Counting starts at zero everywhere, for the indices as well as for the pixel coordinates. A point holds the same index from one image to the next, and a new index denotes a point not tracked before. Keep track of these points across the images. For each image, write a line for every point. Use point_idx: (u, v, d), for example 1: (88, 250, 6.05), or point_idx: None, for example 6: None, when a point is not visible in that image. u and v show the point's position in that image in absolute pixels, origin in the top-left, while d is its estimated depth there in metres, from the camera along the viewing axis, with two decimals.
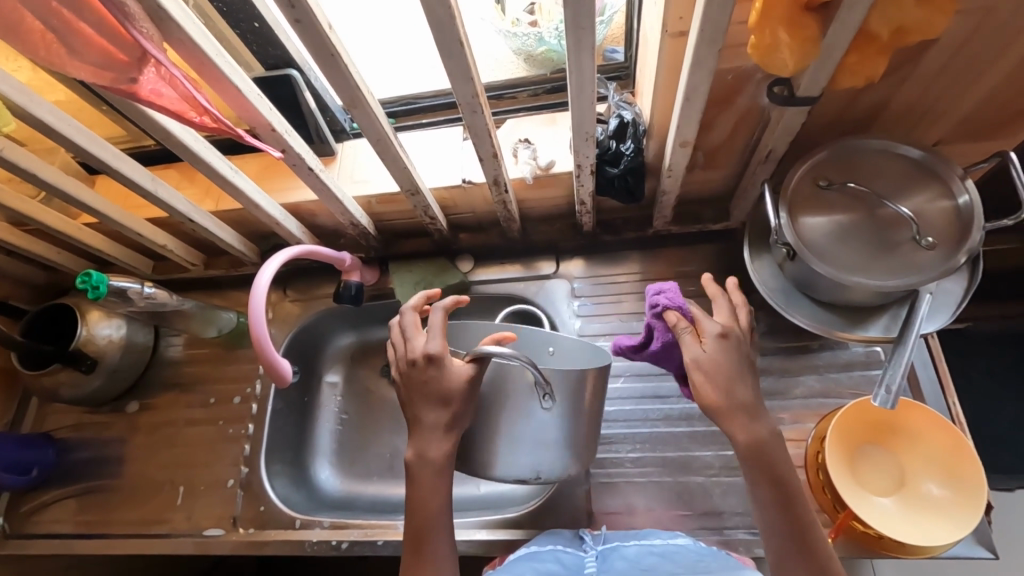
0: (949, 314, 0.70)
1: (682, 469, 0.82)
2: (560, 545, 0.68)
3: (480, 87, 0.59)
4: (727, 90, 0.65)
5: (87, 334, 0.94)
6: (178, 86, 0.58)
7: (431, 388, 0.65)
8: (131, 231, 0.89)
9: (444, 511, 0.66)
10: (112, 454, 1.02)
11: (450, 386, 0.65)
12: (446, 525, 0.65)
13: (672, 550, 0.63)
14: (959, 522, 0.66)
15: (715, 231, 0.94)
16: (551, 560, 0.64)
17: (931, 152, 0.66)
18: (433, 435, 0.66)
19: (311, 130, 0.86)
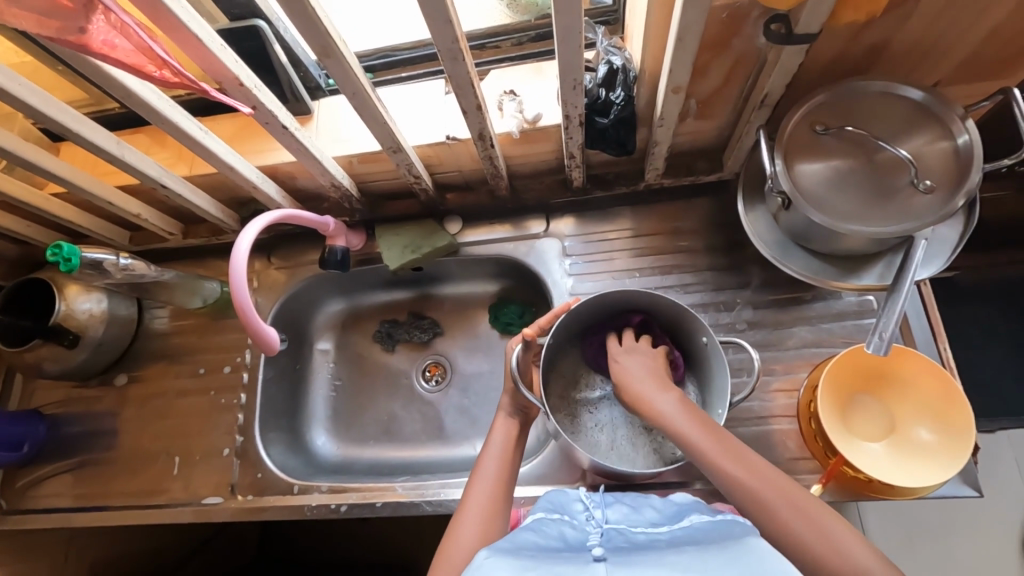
0: (945, 259, 0.69)
1: None
2: (563, 518, 0.61)
3: (460, 32, 0.55)
4: (722, 30, 0.62)
5: (67, 309, 0.92)
6: (132, 36, 0.53)
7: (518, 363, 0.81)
8: (102, 200, 0.85)
9: (513, 461, 0.73)
10: (104, 428, 1.01)
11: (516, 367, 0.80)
12: (506, 471, 0.72)
13: (685, 531, 0.56)
14: (946, 465, 0.67)
15: (708, 184, 0.91)
16: (551, 534, 0.56)
17: (934, 93, 0.63)
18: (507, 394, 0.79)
19: (284, 87, 0.82)
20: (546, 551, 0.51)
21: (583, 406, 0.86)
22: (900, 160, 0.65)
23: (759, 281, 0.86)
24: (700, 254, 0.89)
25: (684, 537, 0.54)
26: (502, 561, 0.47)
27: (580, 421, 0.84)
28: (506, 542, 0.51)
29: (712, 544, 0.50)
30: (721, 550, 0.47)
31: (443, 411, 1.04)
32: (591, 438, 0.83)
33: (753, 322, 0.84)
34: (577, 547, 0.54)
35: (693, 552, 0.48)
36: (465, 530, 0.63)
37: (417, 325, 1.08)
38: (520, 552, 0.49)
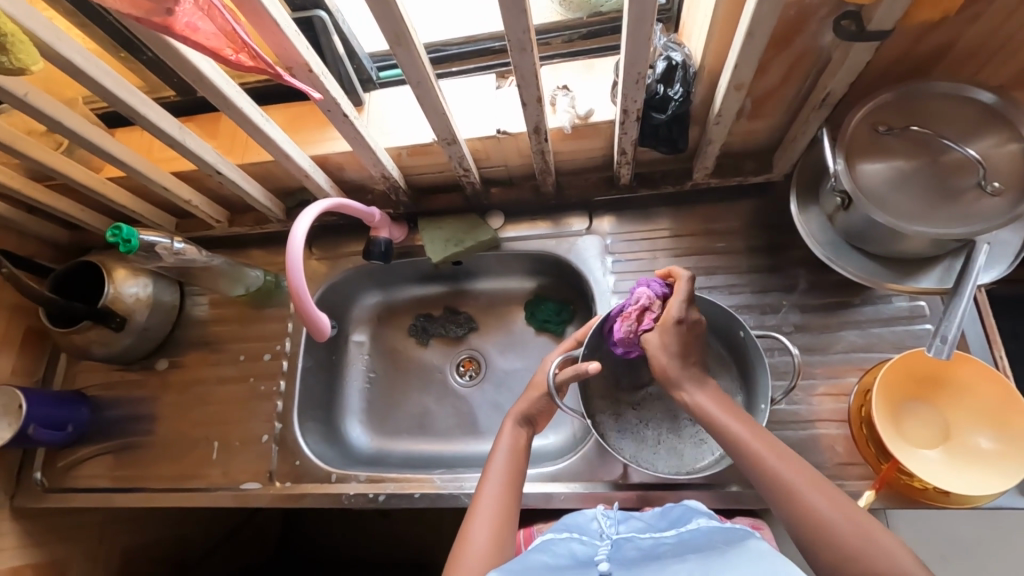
0: (1007, 264, 0.68)
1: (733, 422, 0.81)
2: (571, 532, 0.60)
3: (533, 22, 0.56)
4: (789, 27, 0.62)
5: (115, 293, 0.93)
6: (216, 20, 0.54)
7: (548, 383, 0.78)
8: (157, 185, 0.86)
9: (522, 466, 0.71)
10: (143, 412, 1.03)
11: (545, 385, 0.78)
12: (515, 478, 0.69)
13: (689, 535, 0.56)
14: (1008, 473, 0.66)
15: (754, 185, 0.91)
16: (561, 550, 0.56)
17: (1004, 96, 0.62)
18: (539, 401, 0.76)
19: (339, 78, 0.83)
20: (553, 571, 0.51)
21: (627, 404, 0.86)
22: (966, 162, 0.64)
23: (807, 283, 0.85)
24: (745, 255, 0.89)
25: (692, 544, 0.54)
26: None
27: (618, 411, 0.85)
28: (513, 562, 0.52)
29: (717, 550, 0.49)
30: (724, 558, 0.47)
31: (477, 406, 1.04)
32: (626, 431, 0.84)
33: (800, 325, 0.83)
34: (586, 563, 0.53)
35: (699, 561, 0.48)
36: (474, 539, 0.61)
37: (453, 320, 1.09)
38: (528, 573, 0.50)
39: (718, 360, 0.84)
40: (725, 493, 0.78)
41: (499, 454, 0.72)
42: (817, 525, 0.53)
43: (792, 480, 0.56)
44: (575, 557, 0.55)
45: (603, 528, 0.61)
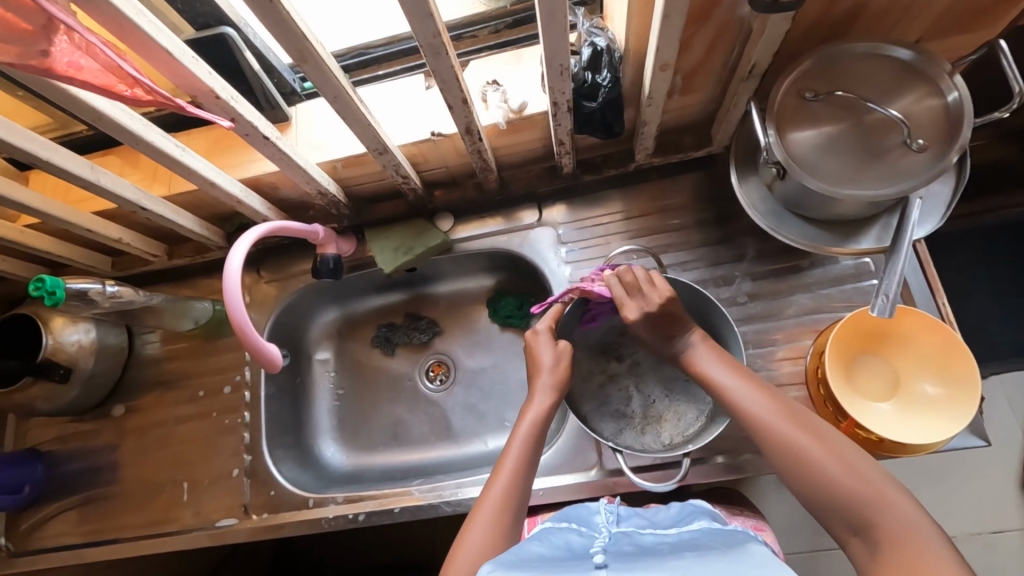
0: (940, 216, 0.70)
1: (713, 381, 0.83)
2: (568, 526, 0.58)
3: (442, 25, 0.54)
4: (704, 3, 0.60)
5: (55, 343, 0.88)
6: (98, 55, 0.51)
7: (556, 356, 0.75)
8: (80, 228, 0.81)
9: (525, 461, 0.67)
10: (105, 462, 0.99)
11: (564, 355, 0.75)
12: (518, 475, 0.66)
13: (688, 536, 0.53)
14: (952, 416, 0.68)
15: (698, 160, 0.91)
16: (558, 544, 0.53)
17: (920, 51, 0.62)
18: (547, 344, 0.76)
19: (259, 95, 0.78)
20: (549, 561, 0.49)
21: (620, 408, 0.85)
22: (891, 121, 0.65)
23: (756, 252, 0.86)
24: (694, 231, 0.89)
25: (692, 542, 0.51)
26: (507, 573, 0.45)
27: (627, 418, 0.84)
28: (509, 552, 0.49)
29: (715, 551, 0.47)
30: (723, 558, 0.45)
31: (451, 409, 1.03)
32: (645, 429, 0.83)
33: (753, 295, 0.84)
34: (582, 553, 0.51)
35: (693, 558, 0.46)
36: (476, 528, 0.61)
37: (416, 326, 1.07)
38: (523, 563, 0.47)
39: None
40: (700, 466, 0.79)
41: (513, 451, 0.68)
42: (821, 481, 0.56)
43: (821, 457, 0.57)
44: (572, 548, 0.53)
45: (603, 522, 0.58)
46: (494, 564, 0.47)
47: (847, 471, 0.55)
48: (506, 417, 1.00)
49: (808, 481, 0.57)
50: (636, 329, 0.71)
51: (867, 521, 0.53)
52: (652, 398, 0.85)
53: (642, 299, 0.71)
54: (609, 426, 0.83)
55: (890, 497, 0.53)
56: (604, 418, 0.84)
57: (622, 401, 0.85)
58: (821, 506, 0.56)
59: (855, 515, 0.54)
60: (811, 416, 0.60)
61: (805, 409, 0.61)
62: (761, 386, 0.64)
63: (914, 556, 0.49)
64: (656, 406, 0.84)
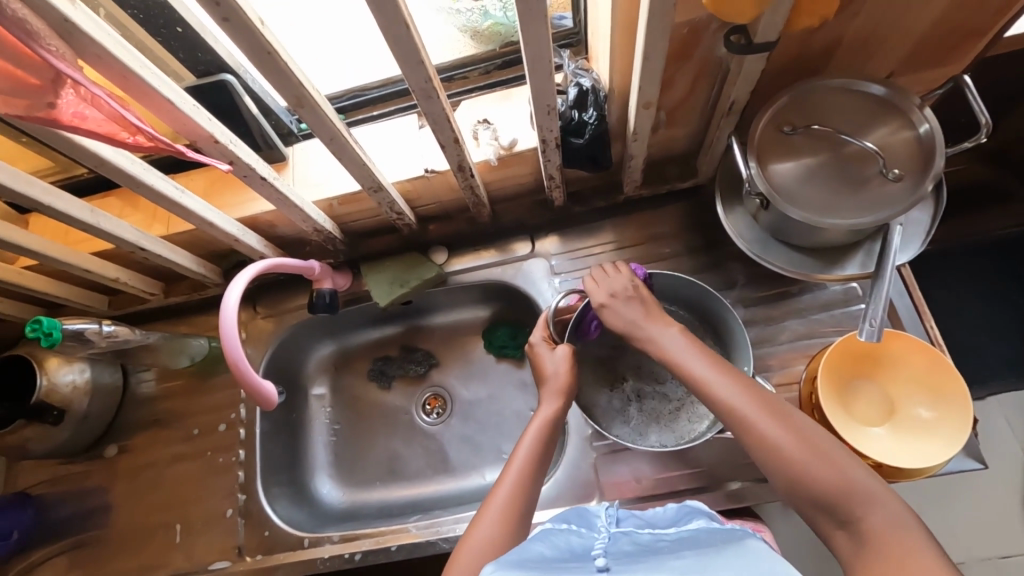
0: (921, 242, 0.72)
1: None
2: (567, 525, 0.57)
3: (433, 70, 0.56)
4: (683, 45, 0.63)
5: (49, 384, 0.88)
6: (103, 106, 0.53)
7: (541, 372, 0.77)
8: (78, 269, 0.82)
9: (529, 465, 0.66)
10: (96, 505, 0.97)
11: (564, 366, 0.75)
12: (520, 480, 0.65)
13: (686, 533, 0.53)
14: (949, 438, 0.69)
15: (685, 190, 0.93)
16: (558, 544, 0.52)
17: (892, 86, 0.66)
18: (548, 354, 0.77)
19: (257, 137, 0.80)
20: (549, 563, 0.47)
21: (650, 415, 0.84)
22: (867, 152, 0.67)
23: (746, 279, 0.88)
24: (685, 259, 0.91)
25: (691, 539, 0.51)
26: (507, 574, 0.44)
27: (659, 421, 0.84)
28: (509, 554, 0.48)
29: (713, 548, 0.47)
30: (721, 555, 0.44)
31: (448, 443, 1.02)
32: (685, 420, 0.83)
33: (745, 322, 0.85)
34: (584, 555, 0.50)
35: (693, 558, 0.45)
36: (482, 530, 0.60)
37: (412, 358, 1.07)
38: (525, 564, 0.46)
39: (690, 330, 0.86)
40: (700, 496, 0.78)
41: (519, 454, 0.68)
42: (795, 473, 0.55)
43: (792, 447, 0.55)
44: (573, 549, 0.52)
45: (602, 524, 0.57)
46: (495, 564, 0.46)
47: (820, 461, 0.54)
48: (503, 448, 1.00)
49: (790, 476, 0.55)
50: (607, 313, 0.73)
51: (849, 514, 0.52)
52: (671, 386, 0.85)
53: (608, 280, 0.74)
54: (646, 433, 0.82)
55: (872, 491, 0.52)
56: (638, 428, 0.83)
57: (650, 407, 0.84)
58: (797, 496, 0.55)
59: (835, 507, 0.53)
60: (775, 401, 0.59)
61: (779, 400, 0.60)
62: (733, 372, 0.62)
63: (899, 551, 0.48)
64: (680, 396, 0.84)
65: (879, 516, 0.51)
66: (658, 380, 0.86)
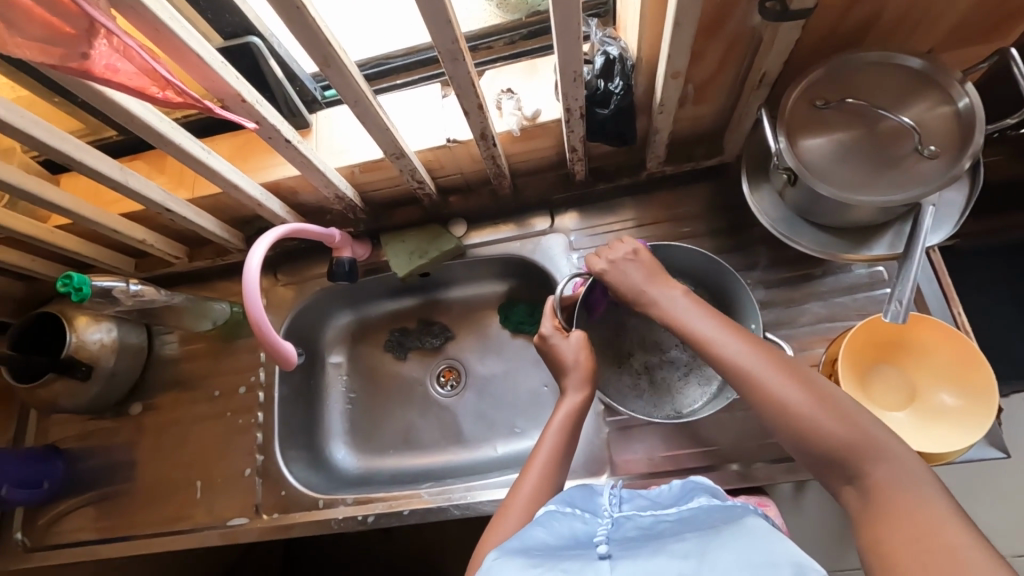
0: (953, 224, 0.70)
1: None
2: (572, 507, 0.56)
3: (460, 32, 0.56)
4: (716, 13, 0.62)
5: (78, 340, 0.91)
6: (134, 58, 0.53)
7: (555, 362, 0.76)
8: (108, 229, 0.84)
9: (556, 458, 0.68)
10: (122, 460, 1.01)
11: (575, 351, 0.74)
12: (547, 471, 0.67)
13: (691, 514, 0.52)
14: (972, 427, 0.67)
15: (710, 168, 0.91)
16: (561, 528, 0.52)
17: (931, 60, 0.63)
18: (563, 343, 0.75)
19: (282, 102, 0.81)
20: (551, 550, 0.48)
21: (659, 382, 0.85)
22: (903, 128, 0.65)
23: (768, 260, 0.86)
24: (707, 239, 0.90)
25: (694, 521, 0.50)
26: (509, 563, 0.45)
27: (669, 388, 0.84)
28: (513, 541, 0.49)
29: (714, 530, 0.46)
30: (720, 538, 0.44)
31: (461, 415, 1.03)
32: (696, 383, 0.84)
33: (765, 303, 0.84)
34: (587, 541, 0.50)
35: (694, 541, 0.44)
36: (508, 525, 0.61)
37: (429, 331, 1.08)
38: (528, 551, 0.47)
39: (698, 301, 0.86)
40: (712, 474, 0.78)
41: (545, 445, 0.70)
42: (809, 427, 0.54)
43: (800, 400, 0.54)
44: (577, 534, 0.51)
45: (606, 507, 0.56)
46: (498, 552, 0.47)
47: (826, 412, 0.53)
48: (517, 423, 1.00)
49: (795, 426, 0.54)
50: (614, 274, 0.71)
51: (857, 469, 0.51)
52: (676, 352, 0.86)
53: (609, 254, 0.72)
54: (660, 404, 0.83)
55: (880, 442, 0.51)
56: (653, 398, 0.83)
57: (659, 377, 0.85)
58: (802, 449, 0.55)
59: (844, 462, 0.52)
60: (781, 356, 0.59)
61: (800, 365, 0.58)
62: (739, 330, 0.61)
63: (911, 519, 0.46)
64: (685, 360, 0.85)
65: (883, 469, 0.50)
66: (663, 348, 0.86)
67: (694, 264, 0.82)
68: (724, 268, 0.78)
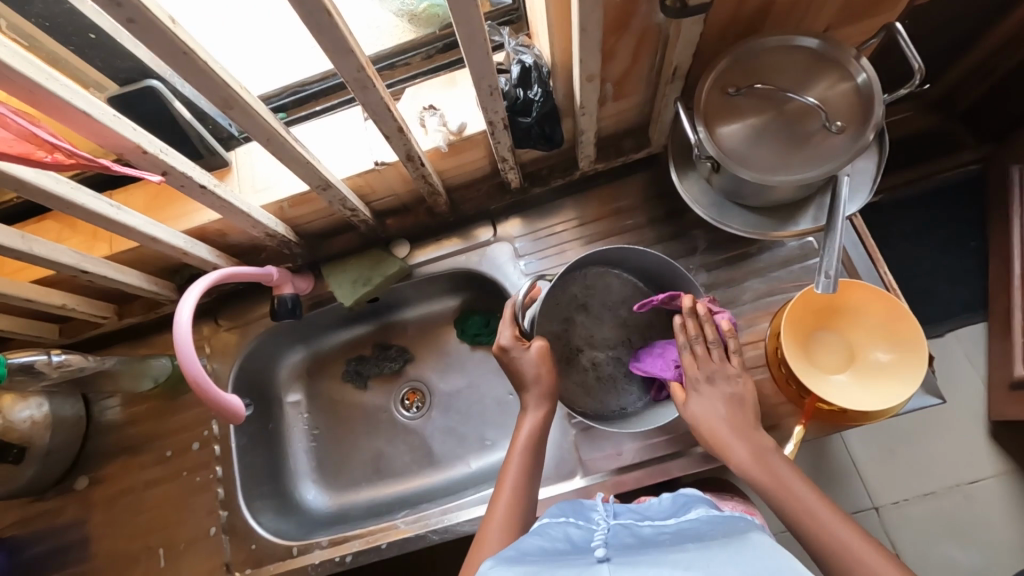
0: (867, 191, 0.74)
1: None
2: (571, 517, 0.55)
3: (365, 59, 0.54)
4: (620, 15, 0.62)
5: (4, 422, 0.84)
6: (11, 125, 0.51)
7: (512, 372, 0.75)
8: (19, 300, 0.78)
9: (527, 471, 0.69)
10: (73, 541, 0.94)
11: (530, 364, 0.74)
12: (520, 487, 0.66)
13: (688, 526, 0.52)
14: (906, 379, 0.71)
15: (640, 160, 0.93)
16: (556, 537, 0.51)
17: (826, 39, 0.66)
18: (521, 355, 0.74)
19: (194, 145, 0.77)
20: (549, 555, 0.47)
21: (608, 381, 0.85)
22: (810, 107, 0.68)
23: (707, 244, 0.89)
24: (647, 230, 0.91)
25: (693, 532, 0.50)
26: (507, 570, 0.44)
27: (617, 386, 0.85)
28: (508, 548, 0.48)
29: (715, 542, 0.46)
30: (723, 551, 0.43)
31: (429, 436, 1.02)
32: (645, 380, 0.85)
33: (708, 286, 0.87)
34: (584, 546, 0.49)
35: (696, 550, 0.44)
36: (493, 544, 0.59)
37: (385, 356, 1.06)
38: (524, 559, 0.46)
39: (642, 296, 0.87)
40: (678, 460, 0.80)
41: (514, 460, 0.70)
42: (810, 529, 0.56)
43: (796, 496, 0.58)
44: (573, 542, 0.51)
45: (601, 516, 0.56)
46: (495, 560, 0.45)
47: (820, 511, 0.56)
48: (486, 436, 1.00)
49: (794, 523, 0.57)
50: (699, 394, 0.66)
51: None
52: (623, 351, 0.86)
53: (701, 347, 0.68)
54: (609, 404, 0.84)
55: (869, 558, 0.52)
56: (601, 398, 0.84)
57: (609, 376, 0.85)
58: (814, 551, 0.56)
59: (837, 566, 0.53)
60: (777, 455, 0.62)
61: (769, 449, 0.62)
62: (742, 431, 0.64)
63: None
64: (633, 357, 0.86)
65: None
66: (611, 346, 0.87)
67: (647, 265, 0.82)
68: (669, 262, 0.78)
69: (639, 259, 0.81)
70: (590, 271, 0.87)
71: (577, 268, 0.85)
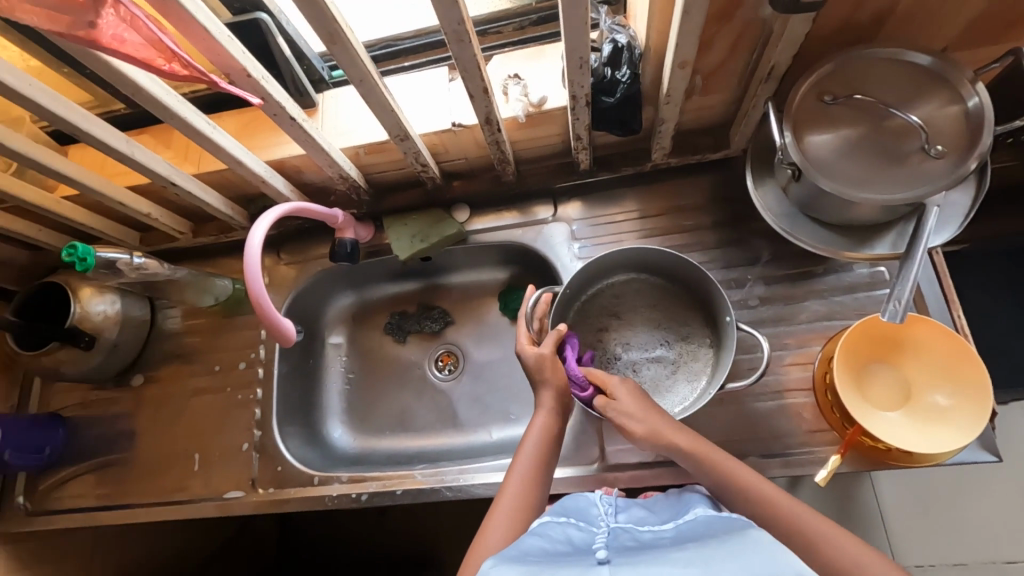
0: (957, 225, 0.70)
1: (732, 373, 0.82)
2: (571, 519, 0.56)
3: (467, 13, 0.55)
4: (727, 4, 0.61)
5: (82, 311, 0.92)
6: (141, 29, 0.54)
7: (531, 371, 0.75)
8: (113, 201, 0.85)
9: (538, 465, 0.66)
10: (122, 430, 1.02)
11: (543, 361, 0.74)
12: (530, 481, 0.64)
13: (688, 526, 0.52)
14: (963, 428, 0.67)
15: (715, 161, 0.91)
16: (556, 537, 0.52)
17: (941, 57, 0.63)
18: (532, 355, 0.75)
19: (289, 81, 0.81)
20: (549, 556, 0.47)
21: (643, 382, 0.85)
22: (910, 126, 0.65)
23: (770, 256, 0.86)
24: (709, 232, 0.89)
25: (692, 533, 0.50)
26: (509, 569, 0.43)
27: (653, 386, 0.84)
28: (510, 549, 0.48)
29: (714, 539, 0.46)
30: (721, 548, 0.43)
31: (457, 400, 1.04)
32: (684, 381, 0.84)
33: (764, 298, 0.84)
34: (585, 549, 0.50)
35: (695, 549, 0.44)
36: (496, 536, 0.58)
37: (428, 315, 1.09)
38: (526, 558, 0.46)
39: (682, 304, 0.88)
40: None
41: (525, 452, 0.68)
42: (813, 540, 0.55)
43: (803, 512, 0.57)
44: (573, 543, 0.51)
45: (602, 519, 0.56)
46: (496, 559, 0.46)
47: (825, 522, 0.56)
48: (511, 409, 1.01)
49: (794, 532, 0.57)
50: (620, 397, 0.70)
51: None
52: (661, 352, 0.87)
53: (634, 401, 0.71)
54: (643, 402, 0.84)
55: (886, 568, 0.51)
56: None
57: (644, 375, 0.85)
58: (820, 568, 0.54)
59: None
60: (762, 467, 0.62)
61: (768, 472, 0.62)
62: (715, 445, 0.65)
63: None
64: (672, 360, 0.86)
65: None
66: (647, 349, 0.87)
67: (677, 268, 0.84)
68: (706, 275, 0.79)
69: (667, 260, 0.83)
70: (618, 281, 0.90)
71: (603, 276, 0.89)
